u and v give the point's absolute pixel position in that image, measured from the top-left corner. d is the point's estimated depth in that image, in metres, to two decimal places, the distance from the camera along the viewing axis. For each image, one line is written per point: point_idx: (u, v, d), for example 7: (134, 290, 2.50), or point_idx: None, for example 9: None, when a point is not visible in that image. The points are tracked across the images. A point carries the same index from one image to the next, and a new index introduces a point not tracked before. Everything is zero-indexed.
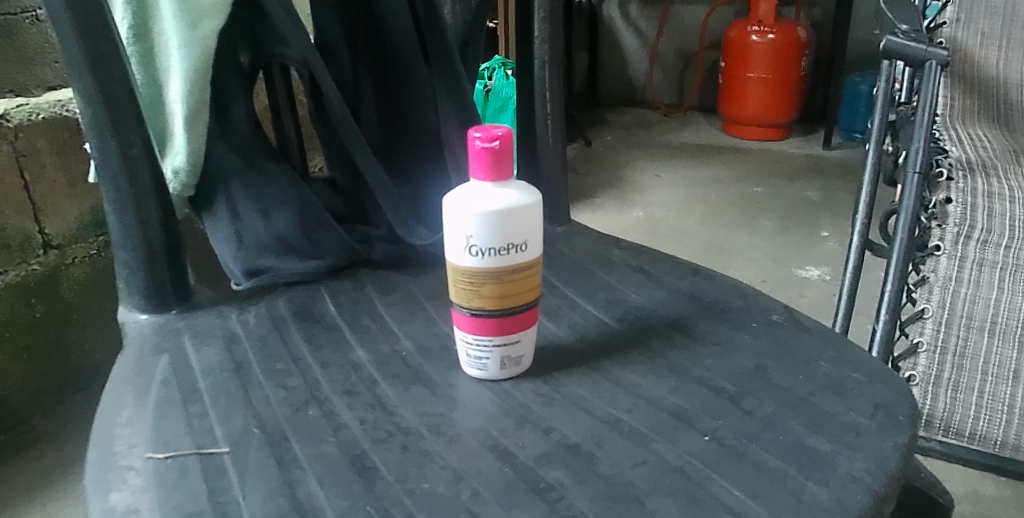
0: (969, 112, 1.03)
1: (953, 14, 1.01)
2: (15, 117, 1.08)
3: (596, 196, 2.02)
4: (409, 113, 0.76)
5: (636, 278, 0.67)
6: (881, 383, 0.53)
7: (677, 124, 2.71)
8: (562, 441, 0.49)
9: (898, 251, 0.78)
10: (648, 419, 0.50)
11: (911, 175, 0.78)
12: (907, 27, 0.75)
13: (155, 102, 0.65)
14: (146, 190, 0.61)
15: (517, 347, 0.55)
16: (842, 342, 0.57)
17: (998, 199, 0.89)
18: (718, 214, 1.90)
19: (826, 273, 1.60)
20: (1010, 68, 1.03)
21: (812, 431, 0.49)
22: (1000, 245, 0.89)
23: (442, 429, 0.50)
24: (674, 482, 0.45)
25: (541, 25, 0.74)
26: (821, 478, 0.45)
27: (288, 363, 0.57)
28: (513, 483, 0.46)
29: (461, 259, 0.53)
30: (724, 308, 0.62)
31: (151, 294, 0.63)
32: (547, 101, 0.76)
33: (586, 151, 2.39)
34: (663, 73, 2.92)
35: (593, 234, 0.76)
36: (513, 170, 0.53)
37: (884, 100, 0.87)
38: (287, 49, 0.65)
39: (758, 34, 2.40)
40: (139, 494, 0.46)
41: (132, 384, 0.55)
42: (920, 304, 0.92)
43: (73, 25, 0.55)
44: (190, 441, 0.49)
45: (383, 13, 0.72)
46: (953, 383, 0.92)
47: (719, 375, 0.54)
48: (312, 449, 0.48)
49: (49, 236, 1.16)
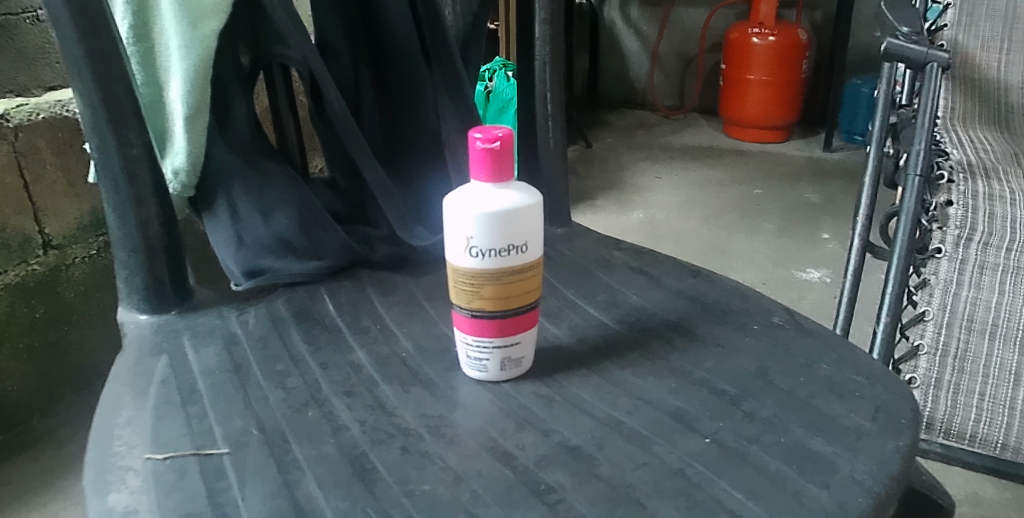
0: (970, 115, 1.03)
1: (953, 17, 1.01)
2: (15, 117, 1.09)
3: (596, 198, 2.02)
4: (410, 114, 0.76)
5: (637, 280, 0.67)
6: (882, 386, 0.53)
7: (677, 126, 2.71)
8: (563, 442, 0.49)
9: (899, 253, 0.77)
10: (648, 421, 0.50)
11: (912, 177, 0.78)
12: (908, 30, 0.74)
13: (155, 102, 0.65)
14: (146, 190, 0.61)
15: (517, 348, 0.55)
16: (843, 344, 0.57)
17: (1000, 202, 0.88)
18: (718, 216, 1.90)
19: (827, 275, 1.60)
20: (1010, 71, 1.02)
21: (813, 433, 0.49)
22: (1001, 248, 0.89)
23: (442, 430, 0.50)
24: (674, 484, 0.45)
25: (542, 27, 0.74)
26: (822, 480, 0.45)
27: (287, 364, 0.57)
28: (513, 485, 0.46)
29: (461, 260, 0.53)
30: (725, 310, 0.62)
31: (151, 295, 0.63)
32: (548, 103, 0.76)
33: (586, 153, 2.39)
34: (663, 75, 2.92)
35: (594, 235, 0.76)
36: (514, 171, 0.53)
37: (885, 103, 0.88)
38: (287, 49, 0.65)
39: (759, 36, 2.40)
40: (137, 495, 0.46)
41: (132, 385, 0.55)
42: (921, 307, 0.92)
43: (72, 25, 0.55)
44: (189, 442, 0.49)
45: (384, 14, 0.72)
46: (953, 386, 0.93)
47: (720, 377, 0.54)
48: (311, 450, 0.48)
49: (49, 236, 1.15)
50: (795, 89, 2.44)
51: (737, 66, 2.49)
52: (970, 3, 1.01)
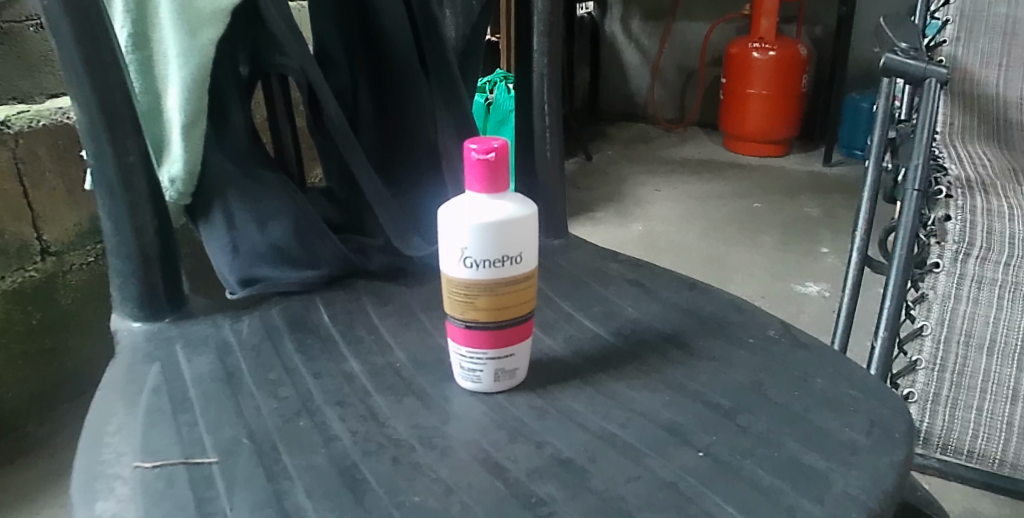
0: (970, 131, 1.02)
1: (953, 33, 1.02)
2: (15, 123, 1.09)
3: (596, 210, 2.02)
4: (406, 124, 0.75)
5: (633, 292, 0.67)
6: (877, 400, 0.52)
7: (677, 139, 2.72)
8: (555, 455, 0.48)
9: (897, 267, 0.77)
10: (642, 434, 0.50)
11: (911, 192, 0.77)
12: (906, 46, 0.75)
13: (153, 109, 0.65)
14: (141, 197, 0.61)
15: (512, 360, 0.54)
16: (838, 358, 0.57)
17: (998, 218, 0.87)
18: (718, 229, 1.90)
19: (826, 289, 1.60)
20: (1010, 85, 1.03)
21: (807, 448, 0.48)
22: (1001, 262, 0.88)
23: (434, 441, 0.50)
24: (666, 498, 0.45)
25: (541, 39, 0.74)
26: (815, 496, 0.45)
27: (281, 373, 0.57)
28: (504, 497, 0.45)
29: (456, 271, 0.52)
30: (721, 323, 0.62)
31: (144, 302, 0.63)
32: (546, 115, 0.76)
33: (586, 166, 2.40)
34: (664, 89, 2.93)
35: (590, 247, 0.76)
36: (510, 183, 0.53)
37: (884, 118, 0.87)
38: (286, 59, 0.64)
39: (759, 51, 2.41)
40: (125, 504, 0.45)
41: (123, 393, 0.54)
42: (920, 321, 0.91)
43: (71, 32, 0.55)
44: (179, 451, 0.49)
45: (383, 25, 0.72)
46: (951, 401, 0.91)
47: (715, 390, 0.54)
48: (302, 460, 0.48)
49: (47, 243, 1.15)
50: (795, 104, 2.45)
51: (738, 80, 2.49)
52: (970, 18, 1.02)
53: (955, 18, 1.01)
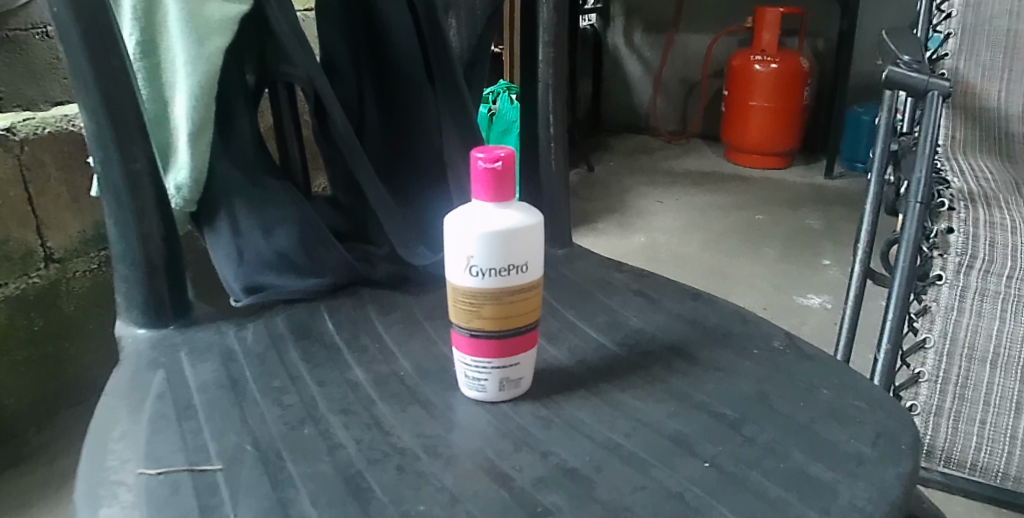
0: (970, 142, 1.03)
1: (954, 47, 1.01)
2: (21, 131, 1.09)
3: (597, 221, 2.02)
4: (411, 134, 0.76)
5: (637, 302, 0.67)
6: (882, 412, 0.52)
7: (679, 150, 2.73)
8: (561, 464, 0.48)
9: (899, 281, 0.77)
10: (648, 444, 0.50)
11: (913, 204, 0.77)
12: (910, 58, 0.75)
13: (160, 117, 0.65)
14: (148, 204, 0.61)
15: (516, 369, 0.54)
16: (843, 370, 0.57)
17: (1000, 230, 0.88)
18: (719, 240, 1.90)
19: (828, 302, 1.60)
20: (1010, 99, 1.03)
21: (813, 459, 0.48)
22: (1002, 276, 0.87)
23: (439, 450, 0.49)
24: (673, 507, 0.45)
25: (547, 50, 0.74)
26: (822, 507, 0.45)
27: (285, 381, 0.56)
28: (510, 507, 0.45)
29: (461, 279, 0.53)
30: (725, 334, 0.62)
31: (149, 310, 0.63)
32: (550, 124, 0.76)
33: (587, 177, 2.40)
34: (665, 100, 2.94)
35: (594, 257, 0.76)
36: (515, 192, 0.53)
37: (885, 131, 0.88)
38: (293, 68, 0.65)
39: (760, 63, 2.43)
40: (129, 510, 0.45)
41: (128, 400, 0.54)
42: (921, 334, 0.90)
43: (81, 40, 0.55)
44: (183, 458, 0.49)
45: (389, 36, 0.72)
46: (954, 413, 0.90)
47: (720, 401, 0.54)
48: (306, 468, 0.48)
49: (50, 250, 1.15)
50: (795, 117, 2.45)
51: (738, 92, 2.51)
52: (971, 31, 1.01)
53: (957, 31, 1.01)
